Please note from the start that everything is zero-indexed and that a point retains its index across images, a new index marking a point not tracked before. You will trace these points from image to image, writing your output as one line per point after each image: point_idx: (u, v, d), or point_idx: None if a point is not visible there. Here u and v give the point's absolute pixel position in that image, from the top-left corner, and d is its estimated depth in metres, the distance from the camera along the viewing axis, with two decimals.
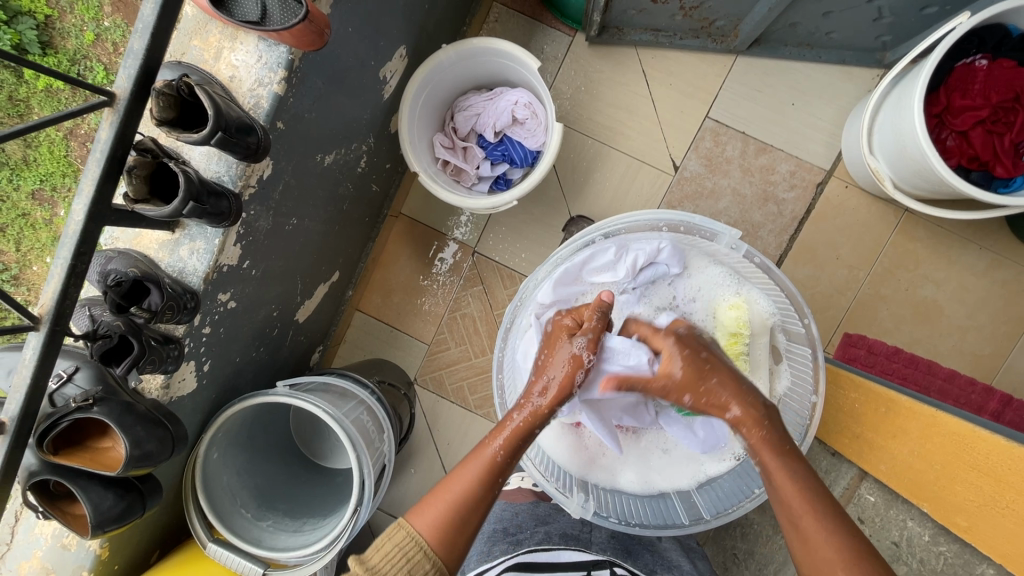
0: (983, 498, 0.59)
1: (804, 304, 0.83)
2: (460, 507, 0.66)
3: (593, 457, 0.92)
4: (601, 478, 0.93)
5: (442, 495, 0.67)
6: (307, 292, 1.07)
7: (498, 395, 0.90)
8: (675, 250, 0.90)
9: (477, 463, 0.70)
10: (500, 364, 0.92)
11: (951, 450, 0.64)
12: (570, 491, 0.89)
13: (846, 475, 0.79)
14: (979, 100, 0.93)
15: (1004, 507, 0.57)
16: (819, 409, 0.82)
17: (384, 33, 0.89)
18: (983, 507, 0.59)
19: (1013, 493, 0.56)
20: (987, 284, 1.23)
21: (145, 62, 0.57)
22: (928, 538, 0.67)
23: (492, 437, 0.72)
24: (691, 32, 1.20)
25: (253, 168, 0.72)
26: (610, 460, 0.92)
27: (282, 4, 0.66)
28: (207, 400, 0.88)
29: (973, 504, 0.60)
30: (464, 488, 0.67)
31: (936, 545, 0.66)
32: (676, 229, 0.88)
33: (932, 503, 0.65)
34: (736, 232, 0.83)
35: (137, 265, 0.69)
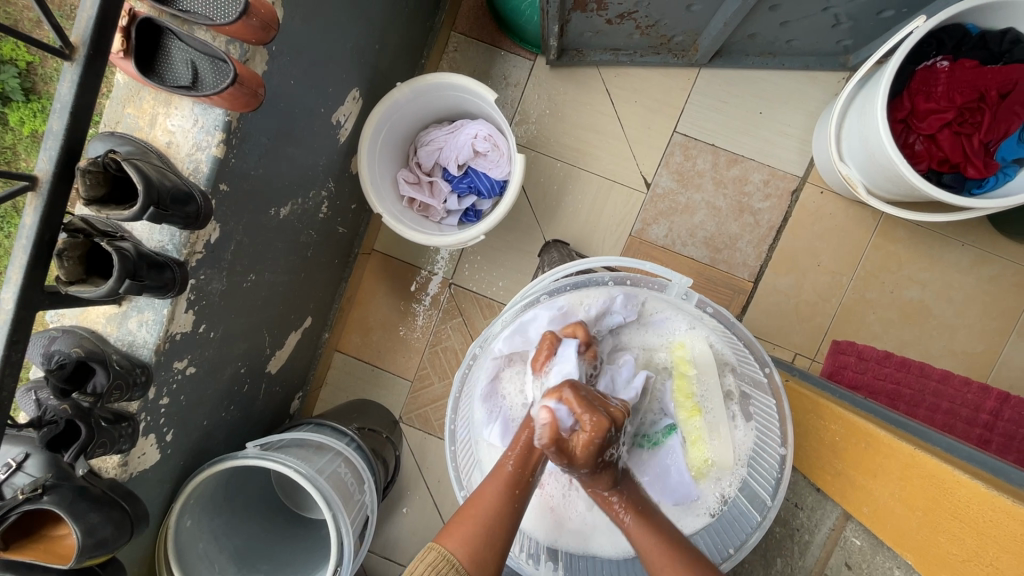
0: (968, 552, 0.51)
1: (763, 352, 0.79)
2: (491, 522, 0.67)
3: (557, 520, 0.89)
4: (572, 544, 0.89)
5: (469, 512, 0.68)
6: (277, 343, 1.04)
7: (452, 468, 0.84)
8: (623, 299, 0.86)
9: (497, 481, 0.71)
10: (454, 433, 0.86)
11: (936, 494, 0.57)
12: (539, 560, 0.88)
13: (831, 515, 0.72)
14: (942, 102, 0.91)
15: (987, 563, 0.49)
16: (790, 461, 0.78)
17: (331, 79, 0.87)
18: (967, 561, 0.51)
19: (1000, 549, 0.48)
20: (972, 281, 1.20)
21: (67, 141, 0.55)
22: None
23: (507, 456, 0.74)
24: (651, 49, 1.18)
25: (198, 234, 0.69)
26: (578, 524, 0.89)
27: (214, 67, 0.64)
28: (174, 468, 0.85)
29: (958, 558, 0.52)
30: (489, 503, 0.68)
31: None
32: (623, 280, 0.81)
33: (916, 553, 0.57)
34: (686, 281, 0.78)
35: (82, 343, 0.67)
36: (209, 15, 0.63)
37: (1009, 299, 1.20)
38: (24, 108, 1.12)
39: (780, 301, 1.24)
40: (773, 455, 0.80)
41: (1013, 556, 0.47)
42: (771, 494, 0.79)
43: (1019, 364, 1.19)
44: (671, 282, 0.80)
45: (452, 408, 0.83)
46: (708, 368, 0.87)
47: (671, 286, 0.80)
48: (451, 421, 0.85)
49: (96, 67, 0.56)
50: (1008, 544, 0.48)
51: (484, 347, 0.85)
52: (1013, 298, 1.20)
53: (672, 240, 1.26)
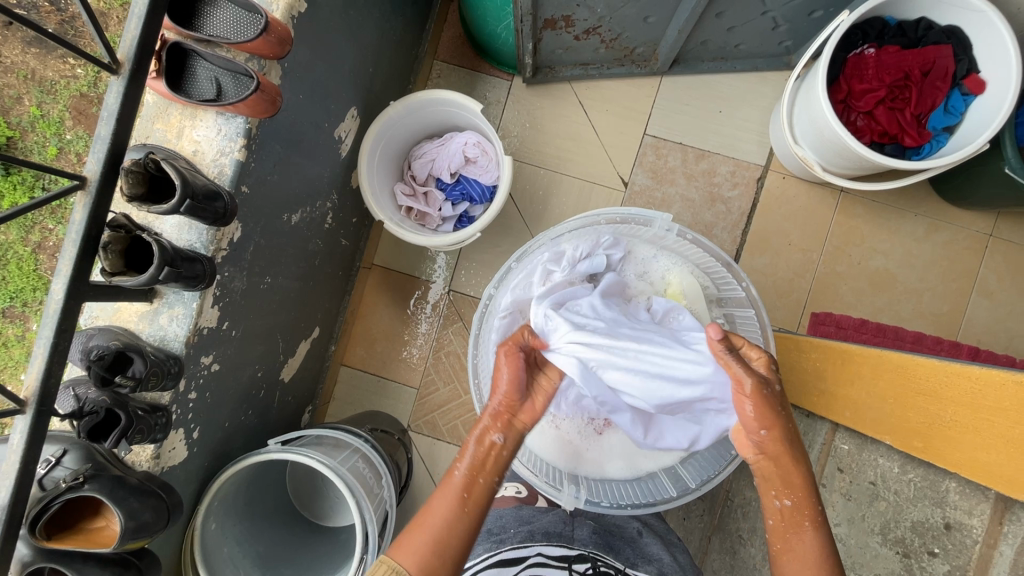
0: (931, 416, 0.62)
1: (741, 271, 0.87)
2: (444, 539, 0.67)
3: (575, 452, 0.94)
4: (591, 471, 0.94)
5: (418, 523, 0.68)
6: (289, 350, 1.09)
7: (477, 397, 0.93)
8: (613, 241, 0.95)
9: (446, 493, 0.71)
10: (476, 368, 0.95)
11: (902, 382, 0.67)
12: (561, 486, 0.91)
13: (821, 431, 0.80)
14: (874, 82, 1.04)
15: (948, 420, 0.60)
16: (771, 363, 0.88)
17: (333, 97, 0.97)
18: (931, 424, 0.62)
19: (956, 405, 0.60)
20: (929, 247, 1.31)
21: (113, 145, 0.62)
22: (897, 470, 0.68)
23: (457, 462, 0.74)
24: (616, 61, 1.31)
25: (223, 232, 0.76)
26: (595, 454, 0.94)
27: (235, 80, 0.73)
28: (200, 467, 0.88)
29: (923, 424, 0.63)
30: (440, 520, 0.68)
31: (904, 473, 0.67)
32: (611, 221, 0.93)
33: (894, 434, 0.67)
34: (666, 216, 0.87)
35: (118, 338, 0.72)
36: (229, 35, 0.72)
37: (965, 261, 1.30)
38: (5, 182, 1.18)
39: (758, 280, 1.33)
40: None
41: (966, 407, 0.59)
42: None
43: (982, 320, 1.28)
44: (654, 218, 0.91)
45: (470, 349, 0.93)
46: (699, 298, 0.94)
47: (653, 222, 0.91)
48: (473, 356, 0.94)
49: (137, 80, 0.63)
50: (960, 400, 0.60)
51: (495, 293, 0.94)
52: (968, 259, 1.30)
53: None
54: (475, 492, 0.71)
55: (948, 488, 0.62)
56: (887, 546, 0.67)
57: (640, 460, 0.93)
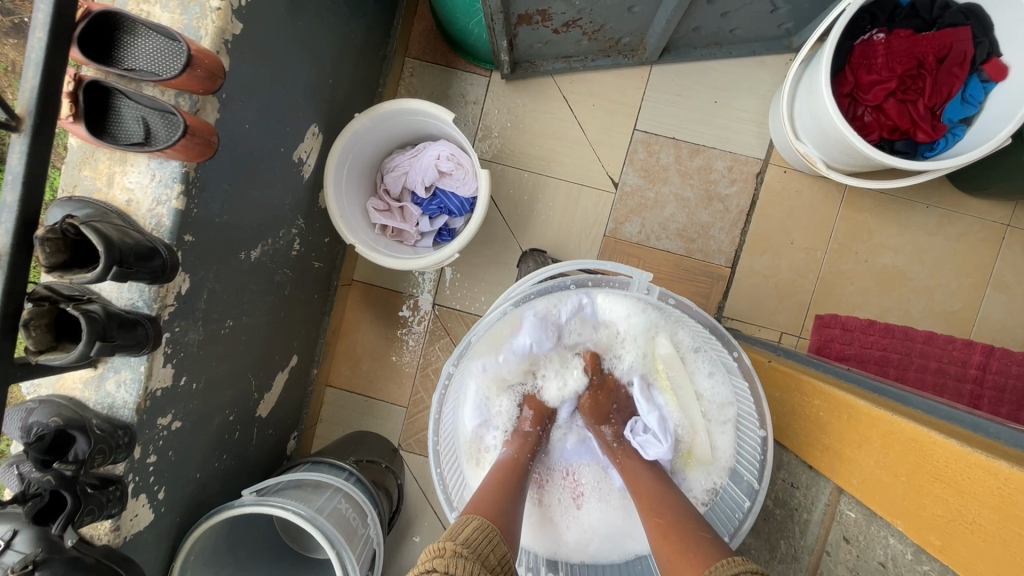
0: (952, 512, 0.50)
1: (730, 337, 0.77)
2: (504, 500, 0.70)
3: (555, 532, 0.86)
4: (573, 554, 0.86)
5: (483, 493, 0.71)
6: (264, 385, 1.04)
7: (440, 489, 0.80)
8: (590, 305, 0.85)
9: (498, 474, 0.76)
10: (437, 455, 0.81)
11: (915, 457, 0.55)
12: (540, 572, 0.85)
13: (825, 489, 0.68)
14: (884, 73, 0.94)
15: (971, 520, 0.48)
16: (770, 443, 0.74)
17: (287, 118, 0.88)
18: (952, 522, 0.50)
19: (981, 504, 0.47)
20: (941, 240, 1.23)
21: (22, 211, 0.55)
22: (912, 557, 0.55)
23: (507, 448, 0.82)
24: (601, 52, 1.21)
25: (168, 287, 0.70)
26: (575, 535, 0.86)
27: (165, 120, 0.65)
28: (171, 525, 0.84)
29: (943, 520, 0.50)
30: (496, 484, 0.73)
31: (920, 563, 0.54)
32: (585, 282, 0.80)
33: (904, 518, 0.55)
34: (645, 276, 0.77)
35: (60, 412, 0.65)
36: (154, 70, 0.64)
37: (980, 254, 1.22)
38: None
39: (758, 283, 1.26)
40: (756, 438, 0.77)
41: (993, 510, 0.46)
42: (757, 478, 0.76)
43: (998, 317, 1.21)
44: (633, 277, 0.79)
45: (431, 432, 0.79)
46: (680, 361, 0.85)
47: (632, 282, 0.79)
48: (435, 445, 0.81)
49: (44, 136, 0.56)
50: (986, 499, 0.47)
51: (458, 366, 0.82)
52: (983, 253, 1.22)
53: (646, 236, 1.27)
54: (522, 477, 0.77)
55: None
56: None
57: (625, 541, 0.85)
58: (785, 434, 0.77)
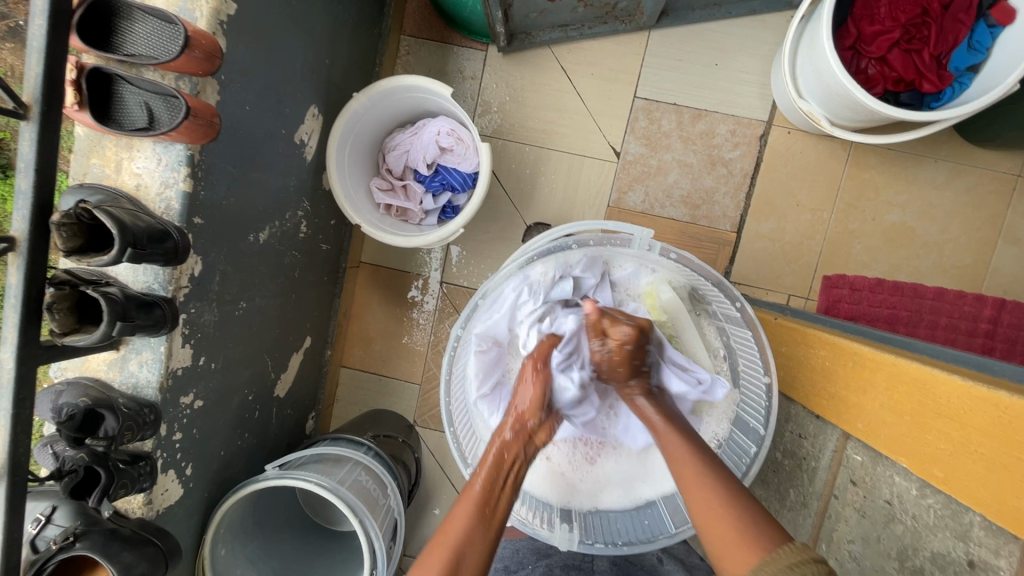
0: (955, 445, 0.51)
1: (733, 288, 0.77)
2: (464, 548, 0.64)
3: (568, 484, 0.87)
4: (584, 503, 0.87)
5: (441, 541, 0.65)
6: (280, 366, 1.06)
7: (454, 447, 0.84)
8: (591, 262, 0.86)
9: (466, 505, 0.68)
10: (450, 414, 0.85)
11: (918, 395, 0.56)
12: (553, 524, 0.85)
13: (831, 438, 0.69)
14: (887, 23, 0.93)
15: (975, 451, 0.49)
16: (775, 389, 0.75)
17: (287, 99, 0.89)
18: (956, 455, 0.50)
19: (986, 436, 0.48)
20: (950, 194, 1.21)
21: (38, 198, 0.57)
22: (916, 494, 0.56)
23: (475, 474, 0.71)
24: (598, 19, 1.19)
25: (181, 269, 0.71)
26: (589, 485, 0.87)
27: (167, 104, 0.66)
28: (200, 498, 0.87)
29: (946, 452, 0.51)
30: (462, 529, 0.66)
31: (923, 498, 0.55)
32: (588, 241, 0.80)
33: (909, 456, 0.56)
34: (647, 232, 0.77)
35: (88, 393, 0.68)
36: (153, 54, 0.64)
37: (990, 207, 1.20)
38: None
39: (765, 246, 1.25)
40: (759, 385, 0.78)
41: (996, 440, 0.47)
42: (763, 424, 0.77)
43: (1010, 269, 1.20)
44: (634, 235, 0.79)
45: (443, 392, 0.83)
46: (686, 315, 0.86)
47: (633, 240, 0.79)
48: (446, 405, 0.84)
49: (51, 123, 0.57)
50: (989, 430, 0.48)
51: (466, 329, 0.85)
52: (994, 205, 1.20)
53: (650, 204, 1.27)
54: (497, 505, 0.69)
55: (973, 521, 0.50)
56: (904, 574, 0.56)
57: (638, 487, 0.87)
58: (792, 388, 0.78)
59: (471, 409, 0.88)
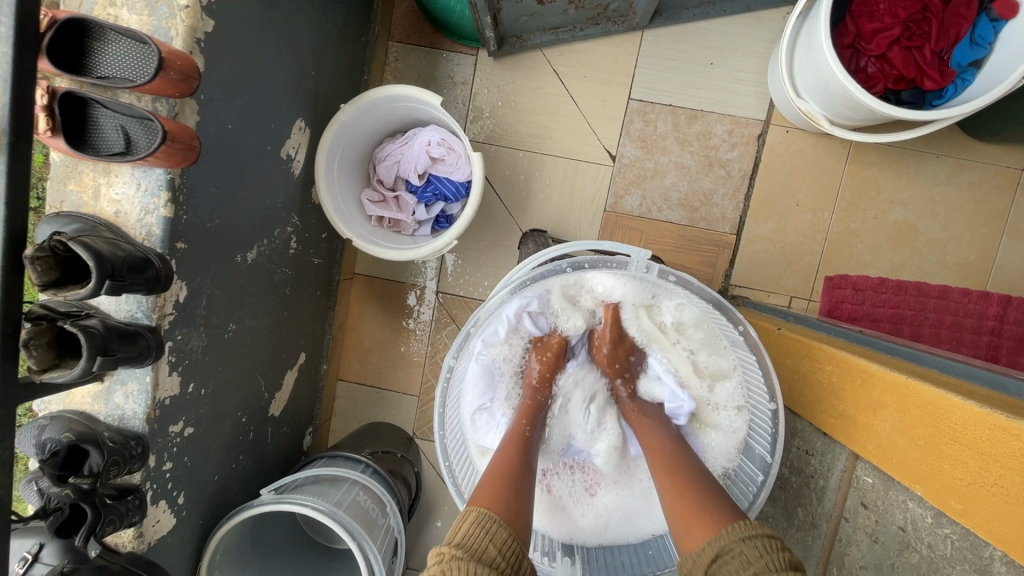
0: (972, 474, 0.49)
1: (735, 310, 0.74)
2: (516, 477, 0.66)
3: (569, 517, 0.86)
4: (589, 537, 0.85)
5: (493, 473, 0.66)
6: (274, 385, 1.04)
7: (450, 481, 0.79)
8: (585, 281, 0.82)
9: (508, 446, 0.72)
10: (445, 447, 0.81)
11: (932, 420, 0.53)
12: (555, 556, 0.83)
13: (840, 456, 0.67)
14: (886, 20, 0.90)
15: (993, 483, 0.47)
16: (780, 415, 0.73)
17: (272, 115, 0.86)
18: (973, 485, 0.48)
19: (1005, 468, 0.46)
20: (953, 191, 1.19)
21: (9, 232, 0.55)
22: (931, 521, 0.54)
23: (513, 424, 0.77)
24: (589, 20, 1.16)
25: (165, 296, 0.69)
26: (590, 519, 0.85)
27: (144, 128, 0.63)
28: (194, 527, 0.85)
29: (962, 481, 0.49)
30: (507, 460, 0.69)
31: (939, 526, 0.53)
32: (583, 263, 0.77)
33: (923, 482, 0.54)
34: (644, 253, 0.73)
35: (72, 427, 0.66)
36: (128, 77, 0.62)
37: (994, 203, 1.18)
38: None
39: (765, 248, 1.23)
40: (766, 411, 0.76)
41: (1017, 473, 0.45)
42: (769, 451, 0.75)
43: (1014, 266, 1.18)
44: (631, 256, 0.76)
45: (438, 426, 0.79)
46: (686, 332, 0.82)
47: (630, 262, 0.75)
48: (441, 438, 0.81)
49: (20, 154, 0.55)
50: (1009, 461, 0.46)
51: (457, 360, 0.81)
52: (997, 201, 1.18)
53: (647, 207, 1.24)
54: (533, 447, 0.73)
55: (994, 555, 0.48)
56: None
57: (641, 520, 0.84)
58: (798, 402, 0.76)
59: (466, 433, 0.86)
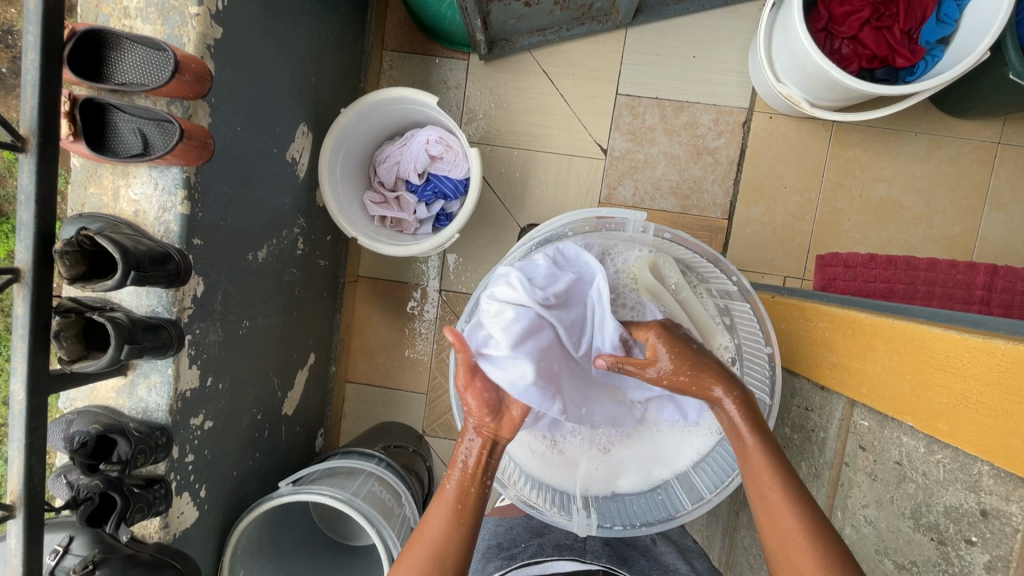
0: (957, 397, 0.52)
1: (727, 262, 0.78)
2: (441, 549, 0.63)
3: (581, 473, 0.85)
4: (601, 489, 0.86)
5: (416, 539, 0.65)
6: (286, 384, 1.06)
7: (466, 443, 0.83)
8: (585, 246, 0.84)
9: (441, 507, 0.67)
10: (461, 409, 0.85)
11: (918, 354, 0.56)
12: (570, 509, 0.85)
13: (837, 406, 0.70)
14: (856, 3, 0.95)
15: (975, 401, 0.50)
16: (778, 357, 0.76)
17: (277, 118, 0.90)
18: (959, 406, 0.51)
19: (985, 385, 0.49)
20: (933, 165, 1.23)
21: (40, 229, 0.58)
22: (924, 451, 0.57)
23: (448, 475, 0.69)
24: (575, 21, 1.21)
25: (184, 290, 0.72)
26: (605, 472, 0.84)
27: (161, 129, 0.67)
28: (215, 519, 0.87)
29: (950, 406, 0.52)
30: (434, 534, 0.64)
31: (932, 454, 0.56)
32: (585, 228, 0.82)
33: (915, 415, 0.56)
34: (641, 215, 0.78)
35: (99, 419, 0.69)
36: (144, 82, 0.66)
37: (974, 175, 1.22)
38: None
39: (757, 231, 1.27)
40: (762, 356, 0.79)
41: (995, 387, 0.48)
42: (770, 393, 0.78)
43: (998, 234, 1.22)
44: (627, 219, 0.80)
45: (452, 385, 0.84)
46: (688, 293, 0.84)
47: (627, 223, 0.80)
48: (457, 399, 0.85)
49: (50, 153, 0.58)
50: (988, 378, 0.49)
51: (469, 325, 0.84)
52: (977, 172, 1.22)
53: (640, 198, 1.28)
54: (469, 502, 0.67)
55: (982, 471, 0.51)
56: (920, 532, 0.57)
57: (653, 469, 0.85)
58: (796, 362, 0.79)
59: None
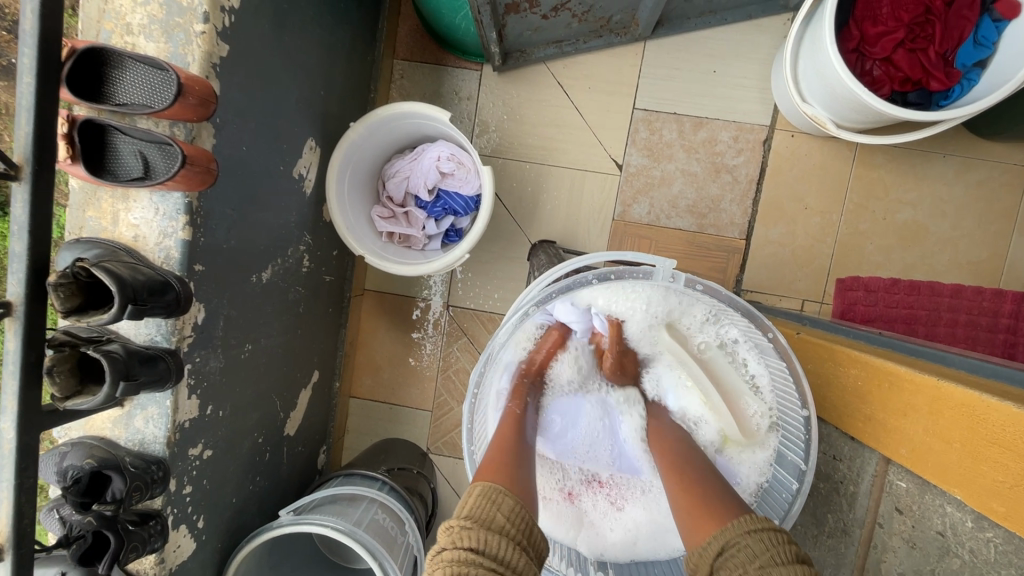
0: (1014, 477, 0.48)
1: (763, 319, 0.74)
2: (515, 451, 0.68)
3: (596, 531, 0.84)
4: (618, 550, 0.83)
5: (495, 450, 0.67)
6: (289, 404, 1.04)
7: None
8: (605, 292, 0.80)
9: (510, 421, 0.74)
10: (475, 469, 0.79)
11: (969, 424, 0.53)
12: (587, 571, 0.81)
13: (871, 461, 0.66)
14: (890, 23, 0.91)
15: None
16: (815, 422, 0.72)
17: (284, 135, 0.86)
18: (1016, 487, 0.48)
19: None
20: (961, 188, 1.19)
21: (32, 261, 0.55)
22: (971, 524, 0.53)
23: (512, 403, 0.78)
24: (592, 33, 1.17)
25: (184, 319, 0.69)
26: (620, 534, 0.84)
27: (162, 152, 0.64)
28: (214, 550, 0.85)
29: (1006, 484, 0.49)
30: (512, 437, 0.71)
31: (982, 532, 0.52)
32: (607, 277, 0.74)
33: (962, 487, 0.53)
34: (670, 263, 0.73)
35: (93, 453, 0.66)
36: (147, 103, 0.63)
37: (1004, 200, 1.18)
38: None
39: (775, 252, 1.23)
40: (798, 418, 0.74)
41: None
42: (804, 459, 0.73)
43: None
44: (655, 266, 0.75)
45: (465, 445, 0.77)
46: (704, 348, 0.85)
47: (655, 272, 0.75)
48: (470, 454, 0.78)
49: (45, 181, 0.55)
50: None
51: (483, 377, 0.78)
52: (1008, 198, 1.18)
53: (656, 215, 1.25)
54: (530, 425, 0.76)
55: None
56: None
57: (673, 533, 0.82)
58: (824, 407, 0.75)
59: None
